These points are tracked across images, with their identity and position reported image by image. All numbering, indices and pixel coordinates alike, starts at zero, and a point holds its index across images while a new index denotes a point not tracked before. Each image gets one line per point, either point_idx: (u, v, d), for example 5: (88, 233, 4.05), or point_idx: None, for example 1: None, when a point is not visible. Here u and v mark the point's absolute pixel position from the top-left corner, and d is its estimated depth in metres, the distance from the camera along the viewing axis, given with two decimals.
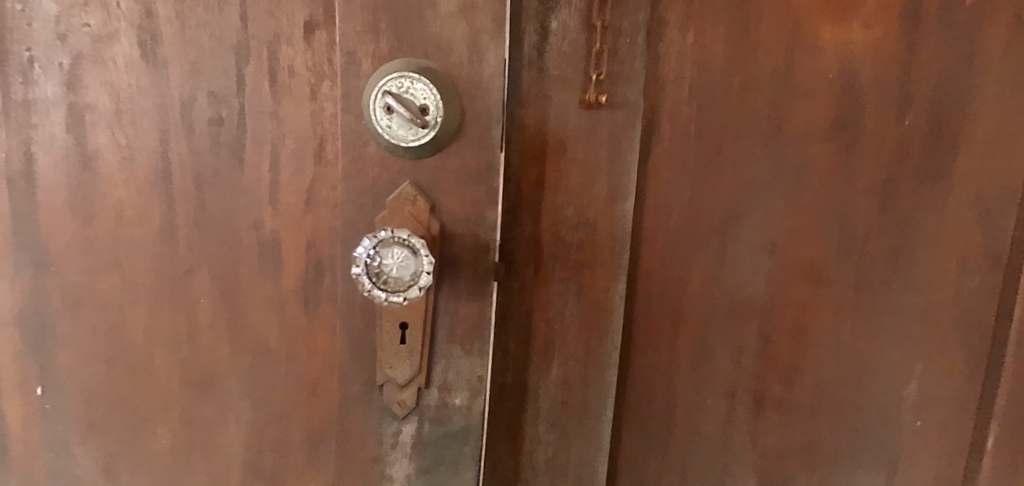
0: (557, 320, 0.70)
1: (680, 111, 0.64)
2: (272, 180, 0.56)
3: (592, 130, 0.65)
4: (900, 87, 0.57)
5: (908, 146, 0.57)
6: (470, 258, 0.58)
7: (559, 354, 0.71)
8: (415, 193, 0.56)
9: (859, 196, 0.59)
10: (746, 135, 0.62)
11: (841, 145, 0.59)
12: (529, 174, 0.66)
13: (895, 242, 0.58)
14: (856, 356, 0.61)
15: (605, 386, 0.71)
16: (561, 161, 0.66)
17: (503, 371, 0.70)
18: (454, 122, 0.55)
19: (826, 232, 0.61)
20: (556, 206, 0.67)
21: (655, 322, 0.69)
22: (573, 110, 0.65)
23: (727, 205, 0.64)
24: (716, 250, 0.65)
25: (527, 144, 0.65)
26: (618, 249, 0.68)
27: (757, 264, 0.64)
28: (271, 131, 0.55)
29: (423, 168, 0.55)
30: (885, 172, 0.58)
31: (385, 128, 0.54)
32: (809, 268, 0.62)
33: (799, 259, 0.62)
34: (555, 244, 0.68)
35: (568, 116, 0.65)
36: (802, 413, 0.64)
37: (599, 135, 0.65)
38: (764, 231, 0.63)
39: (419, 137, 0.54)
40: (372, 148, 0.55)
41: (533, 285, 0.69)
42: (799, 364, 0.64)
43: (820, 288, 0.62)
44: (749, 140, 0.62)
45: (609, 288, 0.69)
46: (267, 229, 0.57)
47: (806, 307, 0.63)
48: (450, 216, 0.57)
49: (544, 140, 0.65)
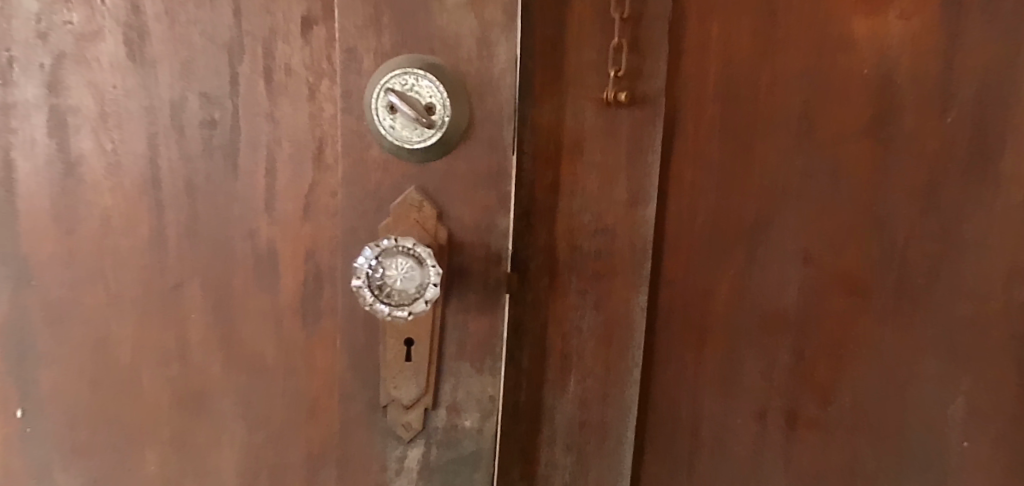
0: (574, 334, 0.65)
1: (704, 111, 0.61)
2: (268, 187, 0.52)
3: (612, 130, 0.60)
4: (942, 78, 0.51)
5: (952, 142, 0.52)
6: (481, 268, 0.54)
7: (577, 370, 0.66)
8: (422, 200, 0.52)
9: (901, 199, 0.54)
10: (776, 135, 0.59)
11: (880, 145, 0.55)
12: (542, 178, 0.61)
13: (941, 245, 0.53)
14: (900, 375, 0.56)
15: (627, 405, 0.67)
16: (577, 164, 0.61)
17: (517, 389, 0.65)
18: (463, 123, 0.51)
19: (865, 238, 0.56)
20: (573, 212, 0.62)
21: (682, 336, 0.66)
22: (590, 109, 0.60)
23: (757, 209, 0.60)
24: (745, 256, 0.62)
25: (541, 145, 0.60)
26: (640, 257, 0.63)
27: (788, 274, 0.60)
28: (267, 134, 0.51)
29: (429, 172, 0.52)
30: (926, 171, 0.53)
31: (388, 128, 0.50)
32: (847, 277, 0.57)
33: (837, 267, 0.57)
34: (571, 253, 0.63)
35: (584, 116, 0.60)
36: (841, 432, 0.59)
37: (619, 135, 0.60)
38: (799, 238, 0.59)
39: (425, 138, 0.50)
40: (375, 151, 0.51)
41: (547, 296, 0.63)
42: (838, 380, 0.58)
43: (855, 300, 0.57)
44: (777, 141, 0.59)
45: (630, 300, 0.64)
46: (263, 238, 0.53)
47: (844, 319, 0.58)
48: (459, 224, 0.53)
49: (559, 140, 0.60)
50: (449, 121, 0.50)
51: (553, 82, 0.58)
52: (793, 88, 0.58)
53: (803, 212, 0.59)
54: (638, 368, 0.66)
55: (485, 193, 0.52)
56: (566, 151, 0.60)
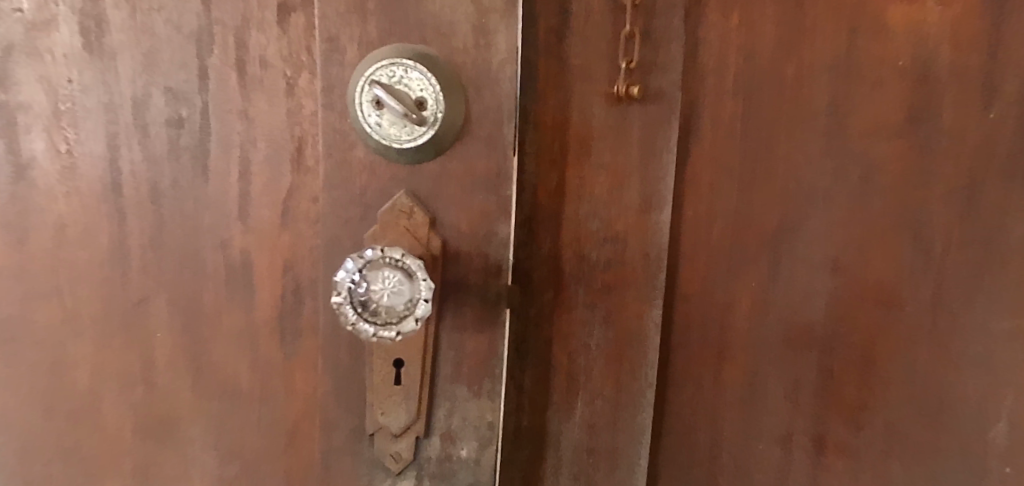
0: (581, 352, 0.59)
1: (725, 107, 0.57)
2: (241, 192, 0.47)
3: (621, 127, 0.55)
4: (985, 72, 0.46)
5: (993, 141, 0.47)
6: (479, 282, 0.48)
7: (584, 391, 0.60)
8: (412, 205, 0.46)
9: (935, 204, 0.49)
10: (802, 134, 0.54)
11: (914, 144, 0.49)
12: (547, 182, 0.55)
13: (982, 246, 0.47)
14: (937, 391, 0.50)
15: (640, 430, 0.61)
16: (585, 166, 0.55)
17: (518, 413, 0.60)
18: (458, 120, 0.45)
19: (899, 245, 0.51)
20: (580, 219, 0.56)
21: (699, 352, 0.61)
22: (599, 105, 0.54)
23: (781, 215, 0.56)
24: (768, 265, 0.57)
25: (544, 145, 0.54)
26: (654, 268, 0.57)
27: (814, 285, 0.55)
28: (240, 134, 0.46)
29: (421, 175, 0.46)
30: (965, 172, 0.48)
31: (374, 126, 0.44)
32: (878, 287, 0.52)
33: (866, 278, 0.52)
34: (578, 263, 0.57)
35: (592, 113, 0.54)
36: (872, 458, 0.54)
37: (629, 134, 0.55)
38: (827, 244, 0.54)
39: (415, 136, 0.44)
40: (359, 151, 0.46)
41: (553, 311, 0.58)
42: (869, 400, 0.53)
43: (884, 308, 0.52)
44: (804, 141, 0.54)
45: (643, 315, 0.58)
46: (236, 249, 0.48)
47: (875, 334, 0.52)
48: (454, 233, 0.47)
49: (565, 139, 0.55)
50: (442, 117, 0.44)
51: (557, 76, 0.53)
52: (818, 83, 0.53)
53: (835, 217, 0.53)
54: (652, 389, 0.60)
55: (483, 199, 0.47)
56: (573, 151, 0.55)
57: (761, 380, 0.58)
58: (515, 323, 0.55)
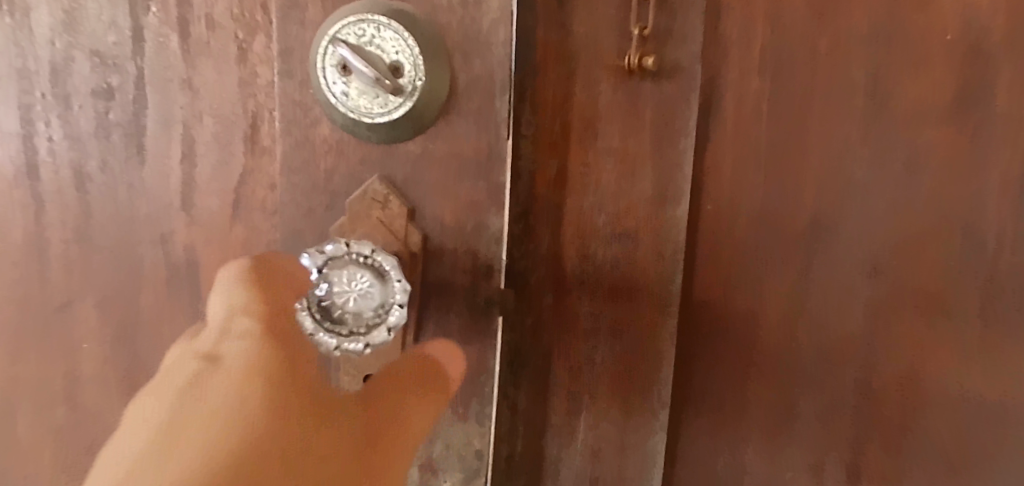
0: (584, 368, 0.52)
1: (750, 84, 0.51)
2: (185, 176, 0.40)
3: (632, 107, 0.48)
4: None
5: None
6: (466, 283, 0.41)
7: (587, 412, 0.53)
8: (387, 192, 0.39)
9: (993, 194, 0.47)
10: (836, 118, 0.49)
11: (967, 129, 0.47)
12: (546, 170, 0.48)
13: None
14: (986, 406, 0.50)
15: (651, 458, 0.54)
16: (589, 151, 0.48)
17: (512, 439, 0.53)
18: (445, 91, 0.37)
19: (948, 242, 0.49)
20: (585, 213, 0.49)
21: (719, 368, 0.55)
22: (607, 81, 0.47)
23: (813, 209, 0.51)
24: (800, 266, 0.52)
25: (543, 129, 0.47)
26: (670, 269, 0.50)
27: (853, 292, 0.51)
28: (183, 108, 0.39)
29: (398, 156, 0.39)
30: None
31: (340, 96, 0.36)
32: (924, 295, 0.50)
33: (909, 284, 0.50)
34: (581, 264, 0.50)
35: (599, 90, 0.47)
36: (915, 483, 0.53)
37: (641, 115, 0.48)
38: (864, 249, 0.50)
39: (390, 109, 0.36)
40: (324, 127, 0.38)
41: (552, 320, 0.51)
42: (908, 421, 0.52)
43: (932, 318, 0.50)
44: (834, 124, 0.49)
45: (656, 326, 0.51)
46: (180, 244, 0.40)
47: (918, 347, 0.50)
48: (438, 227, 0.40)
49: (566, 122, 0.48)
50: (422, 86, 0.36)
51: (560, 47, 0.46)
52: (859, 62, 0.48)
53: (882, 216, 0.50)
54: (666, 410, 0.53)
55: (472, 187, 0.39)
56: (575, 134, 0.48)
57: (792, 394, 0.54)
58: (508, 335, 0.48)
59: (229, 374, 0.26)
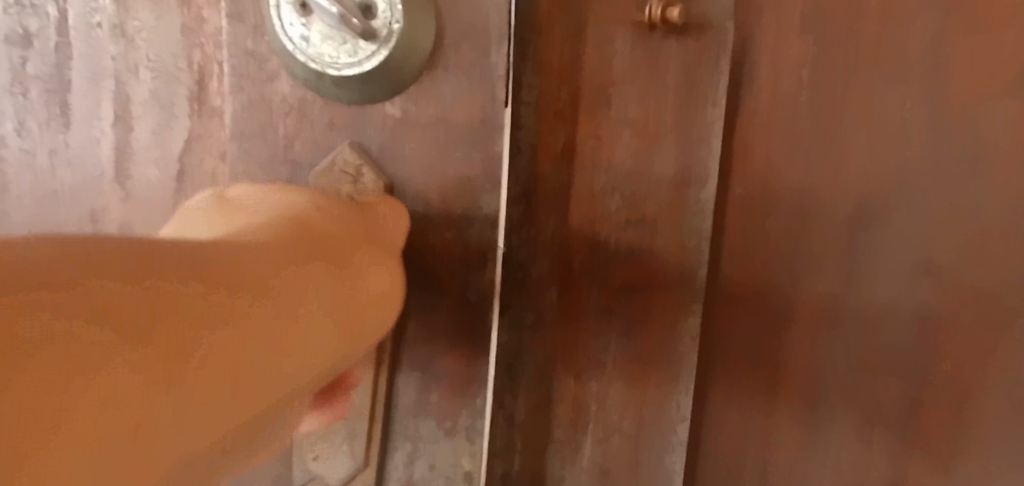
0: (593, 370, 0.49)
1: (787, 45, 0.49)
2: (115, 142, 0.34)
3: (654, 69, 0.45)
4: None
5: None
6: (456, 279, 0.33)
7: (596, 422, 0.50)
8: (358, 163, 0.31)
9: None
10: (885, 86, 0.46)
11: None
12: (552, 140, 0.40)
13: None
14: None
15: (668, 464, 0.55)
16: (599, 123, 0.43)
17: (510, 453, 0.42)
18: (429, 36, 0.30)
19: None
20: (596, 196, 0.44)
21: (742, 365, 0.54)
22: (627, 38, 0.43)
23: (856, 198, 0.47)
24: (841, 254, 0.48)
25: (548, 89, 0.38)
26: (693, 261, 0.53)
27: (901, 294, 0.46)
28: (112, 58, 0.33)
29: (372, 120, 0.32)
30: None
31: (299, 43, 0.30)
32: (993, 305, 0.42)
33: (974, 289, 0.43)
34: (591, 253, 0.46)
35: (613, 49, 0.42)
36: None
37: (664, 83, 0.46)
38: (917, 246, 0.45)
39: (360, 58, 0.29)
40: (282, 83, 0.31)
41: (561, 316, 0.45)
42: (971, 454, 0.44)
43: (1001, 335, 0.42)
44: (887, 89, 0.46)
45: (676, 321, 0.52)
46: (115, 223, 0.34)
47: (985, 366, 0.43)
48: (421, 206, 0.32)
49: (576, 87, 0.41)
50: (400, 31, 0.29)
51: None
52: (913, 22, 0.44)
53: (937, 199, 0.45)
54: (685, 417, 0.54)
55: (467, 157, 0.31)
56: (587, 103, 0.42)
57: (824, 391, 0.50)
58: (517, 337, 0.40)
59: (264, 210, 0.22)
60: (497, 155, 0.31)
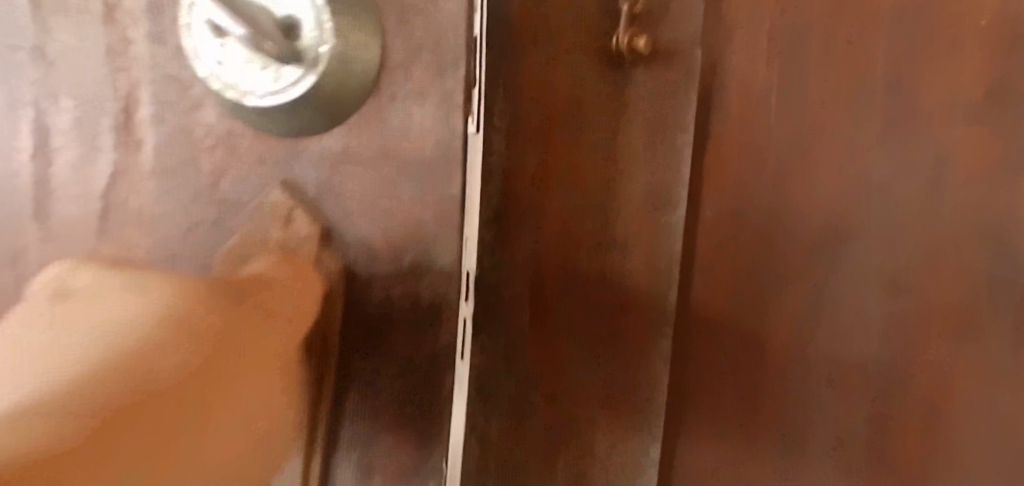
0: (570, 397, 0.48)
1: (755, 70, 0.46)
2: (39, 177, 0.31)
3: (621, 93, 0.46)
4: None
5: None
6: (403, 345, 0.29)
7: (569, 455, 0.48)
8: (290, 205, 0.28)
9: None
10: (861, 114, 0.43)
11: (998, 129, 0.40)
12: (525, 162, 0.41)
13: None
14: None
15: None
16: (572, 146, 0.44)
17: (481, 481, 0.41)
18: (371, 59, 0.27)
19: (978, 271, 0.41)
20: (571, 218, 0.45)
21: (716, 405, 0.50)
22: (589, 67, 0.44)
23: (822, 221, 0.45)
24: (813, 282, 0.46)
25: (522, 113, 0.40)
26: (667, 285, 0.49)
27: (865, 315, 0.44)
28: (34, 85, 0.30)
29: (308, 156, 0.28)
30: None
31: (216, 69, 0.27)
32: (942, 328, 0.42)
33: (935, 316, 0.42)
34: (564, 275, 0.46)
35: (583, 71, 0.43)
36: None
37: (631, 105, 0.46)
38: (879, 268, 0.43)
39: (280, 87, 0.26)
40: (207, 111, 0.28)
41: (536, 335, 0.45)
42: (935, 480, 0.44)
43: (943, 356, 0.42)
44: (860, 119, 0.43)
45: (650, 347, 0.50)
46: (31, 265, 0.31)
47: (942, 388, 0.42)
48: (364, 255, 0.29)
49: (548, 112, 0.41)
50: (329, 53, 0.26)
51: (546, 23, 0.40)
52: (877, 45, 0.42)
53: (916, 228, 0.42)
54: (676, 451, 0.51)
55: (418, 198, 0.28)
56: (562, 124, 0.43)
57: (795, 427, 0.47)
58: (491, 354, 0.41)
59: None
60: (452, 196, 0.28)
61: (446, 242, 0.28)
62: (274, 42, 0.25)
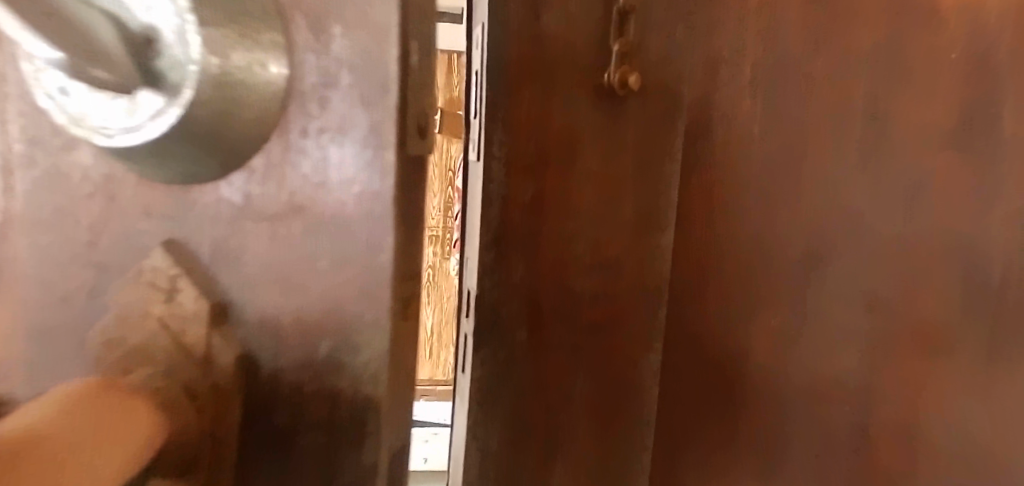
0: (564, 388, 0.61)
1: (743, 107, 0.62)
2: None
3: (609, 122, 0.58)
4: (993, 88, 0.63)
5: None
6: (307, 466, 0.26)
7: (565, 436, 0.62)
8: (175, 273, 0.25)
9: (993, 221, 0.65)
10: (830, 153, 0.64)
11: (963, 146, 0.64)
12: (519, 191, 0.56)
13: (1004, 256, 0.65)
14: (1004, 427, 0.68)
15: (635, 466, 0.66)
16: (569, 176, 0.58)
17: (484, 445, 0.59)
18: (272, 83, 0.24)
19: (953, 262, 0.65)
20: (565, 237, 0.59)
21: (687, 390, 0.66)
22: (584, 98, 0.57)
23: (806, 245, 0.65)
24: (797, 292, 0.65)
25: (516, 154, 0.56)
26: (651, 298, 0.63)
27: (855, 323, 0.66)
28: None
29: (202, 209, 0.25)
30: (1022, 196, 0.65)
31: (56, 98, 0.22)
32: (932, 332, 0.66)
33: (920, 321, 0.66)
34: (561, 287, 0.60)
35: (575, 108, 0.57)
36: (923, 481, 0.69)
37: (617, 135, 0.59)
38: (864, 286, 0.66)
39: (134, 122, 0.21)
40: (83, 153, 0.25)
41: (530, 349, 0.59)
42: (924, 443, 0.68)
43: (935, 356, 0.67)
44: (835, 149, 0.64)
45: (639, 346, 0.64)
46: None
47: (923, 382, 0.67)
48: (269, 336, 0.25)
49: (545, 144, 0.57)
50: (200, 69, 0.21)
51: (541, 70, 0.55)
52: (861, 87, 0.63)
53: (926, 239, 0.65)
54: (651, 429, 0.66)
55: (335, 269, 0.25)
56: (552, 160, 0.57)
57: (785, 409, 0.67)
58: (498, 369, 0.58)
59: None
60: (381, 265, 0.25)
61: (371, 320, 0.25)
62: (120, 58, 0.20)
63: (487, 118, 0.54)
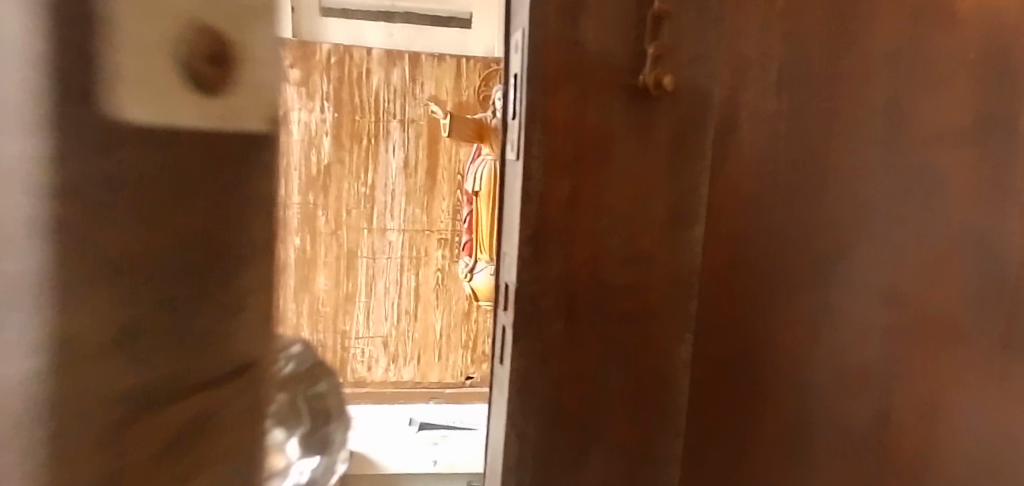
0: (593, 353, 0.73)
1: (762, 103, 0.73)
2: None
3: (641, 127, 0.71)
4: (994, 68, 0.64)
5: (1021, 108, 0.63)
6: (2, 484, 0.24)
7: (601, 400, 0.74)
8: None
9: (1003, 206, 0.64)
10: (865, 139, 0.70)
11: (977, 132, 0.65)
12: (557, 190, 0.68)
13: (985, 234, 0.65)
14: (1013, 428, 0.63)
15: (679, 411, 0.78)
16: (602, 174, 0.70)
17: (517, 417, 0.71)
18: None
19: (969, 261, 0.66)
20: (596, 233, 0.71)
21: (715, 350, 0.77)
22: (625, 94, 0.70)
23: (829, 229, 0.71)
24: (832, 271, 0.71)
25: (552, 152, 0.67)
26: (683, 284, 0.76)
27: (872, 311, 0.69)
28: None
29: None
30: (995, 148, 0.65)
31: None
32: (936, 322, 0.66)
33: (928, 310, 0.67)
34: (590, 278, 0.71)
35: (609, 113, 0.69)
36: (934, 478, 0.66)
37: (627, 136, 0.70)
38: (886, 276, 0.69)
39: None
40: None
41: (566, 341, 0.71)
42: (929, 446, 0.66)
43: (933, 340, 0.67)
44: (868, 143, 0.70)
45: (677, 313, 0.76)
46: None
47: (943, 340, 0.66)
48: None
49: (584, 146, 0.69)
50: None
51: (570, 78, 0.68)
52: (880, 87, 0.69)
53: (944, 237, 0.67)
54: (682, 396, 0.78)
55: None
56: (589, 159, 0.69)
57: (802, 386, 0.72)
58: (529, 358, 0.70)
59: None
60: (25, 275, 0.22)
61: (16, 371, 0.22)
62: None
63: (527, 120, 0.66)
